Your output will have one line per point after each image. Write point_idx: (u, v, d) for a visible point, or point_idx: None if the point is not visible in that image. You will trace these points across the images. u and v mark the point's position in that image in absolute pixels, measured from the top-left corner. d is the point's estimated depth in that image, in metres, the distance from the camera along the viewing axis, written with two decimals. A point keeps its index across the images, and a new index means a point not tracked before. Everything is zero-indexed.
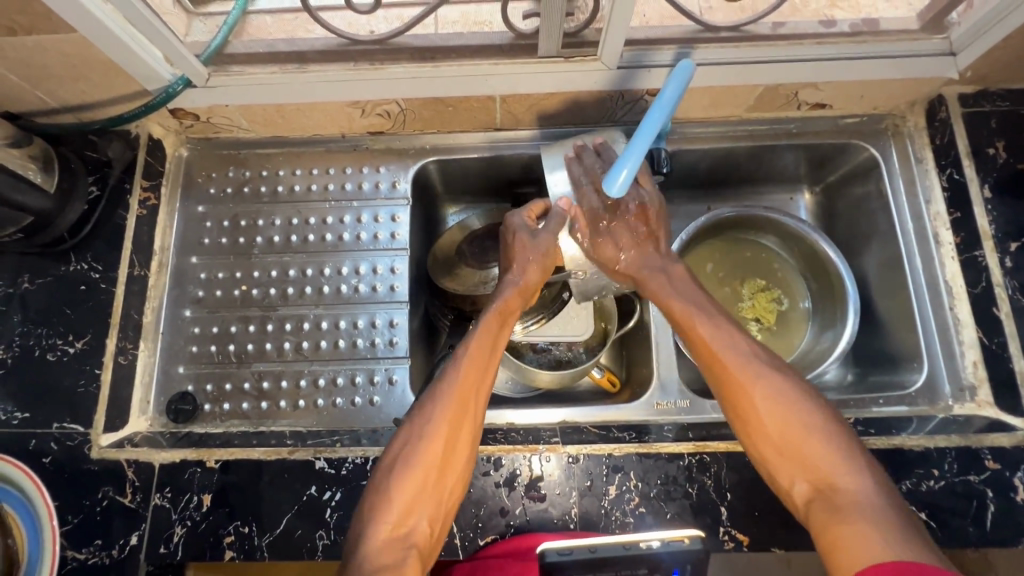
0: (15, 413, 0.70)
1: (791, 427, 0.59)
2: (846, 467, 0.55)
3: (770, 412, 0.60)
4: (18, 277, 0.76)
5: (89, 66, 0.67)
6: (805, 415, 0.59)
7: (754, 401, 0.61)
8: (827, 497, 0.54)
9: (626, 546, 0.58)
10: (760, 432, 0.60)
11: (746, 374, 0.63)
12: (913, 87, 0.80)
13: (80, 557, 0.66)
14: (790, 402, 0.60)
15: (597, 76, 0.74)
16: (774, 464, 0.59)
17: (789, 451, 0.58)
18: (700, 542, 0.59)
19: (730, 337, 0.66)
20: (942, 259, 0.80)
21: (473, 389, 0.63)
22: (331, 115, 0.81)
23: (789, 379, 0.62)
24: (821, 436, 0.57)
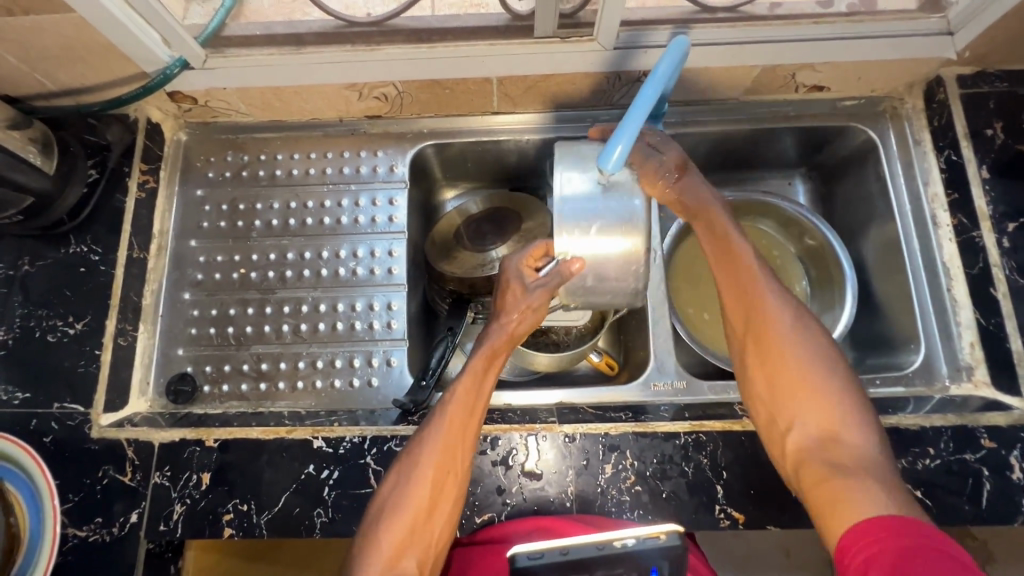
0: (16, 393, 0.71)
1: (809, 386, 0.58)
2: (854, 426, 0.55)
3: (793, 363, 0.59)
4: (19, 260, 0.76)
5: (87, 47, 0.68)
6: (826, 373, 0.59)
7: (783, 350, 0.60)
8: (830, 450, 0.55)
9: (601, 546, 0.49)
10: (776, 376, 0.60)
11: (773, 323, 0.61)
12: (911, 68, 0.80)
13: (81, 534, 0.67)
14: (820, 361, 0.59)
15: (595, 57, 0.73)
16: (780, 407, 0.59)
17: (803, 401, 0.58)
18: (681, 538, 0.49)
19: (766, 286, 0.64)
20: (939, 241, 0.80)
21: (462, 433, 0.62)
22: (329, 99, 0.81)
23: (815, 335, 0.61)
24: (836, 395, 0.57)
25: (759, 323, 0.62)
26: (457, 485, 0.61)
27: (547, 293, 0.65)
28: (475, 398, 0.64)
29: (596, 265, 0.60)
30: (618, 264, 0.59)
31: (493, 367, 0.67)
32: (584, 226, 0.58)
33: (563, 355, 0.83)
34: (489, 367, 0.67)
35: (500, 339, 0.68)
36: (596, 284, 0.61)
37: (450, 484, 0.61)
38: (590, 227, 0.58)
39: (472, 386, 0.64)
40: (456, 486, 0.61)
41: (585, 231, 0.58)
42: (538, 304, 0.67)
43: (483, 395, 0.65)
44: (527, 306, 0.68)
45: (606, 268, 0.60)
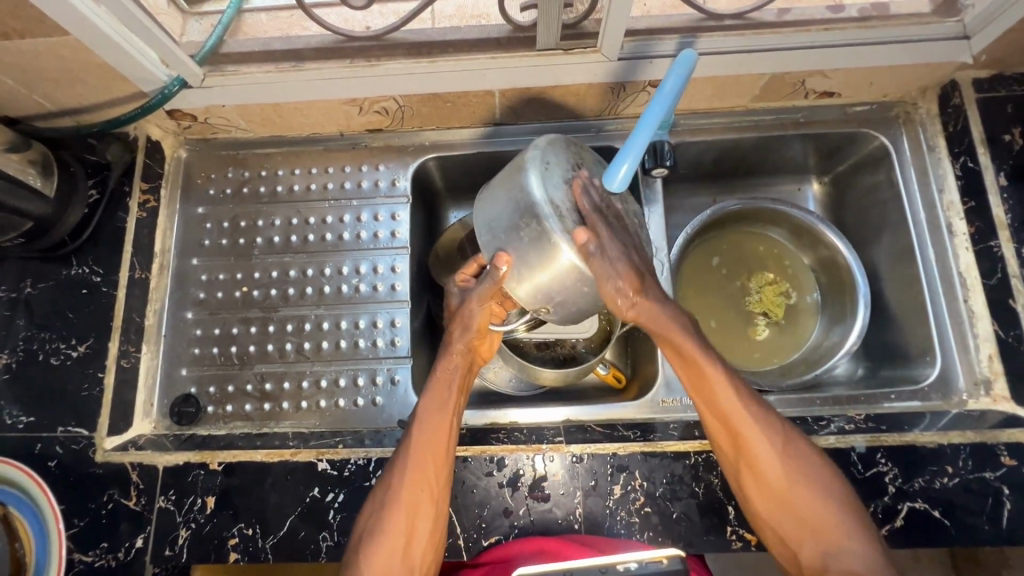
0: (21, 417, 0.71)
1: (799, 484, 0.59)
2: (845, 526, 0.58)
3: (784, 477, 0.60)
4: (22, 282, 0.76)
5: (84, 68, 0.67)
6: (810, 478, 0.60)
7: (770, 467, 0.60)
8: (836, 559, 0.56)
9: (604, 570, 0.49)
10: (777, 495, 0.60)
11: (754, 435, 0.61)
12: (924, 73, 0.77)
13: (87, 559, 0.66)
14: (795, 465, 0.60)
15: (598, 68, 0.72)
16: (780, 523, 0.60)
17: (797, 512, 0.59)
18: (683, 561, 0.49)
19: (742, 398, 0.62)
20: (956, 250, 0.77)
21: (432, 458, 0.63)
22: (329, 114, 0.80)
23: (784, 429, 0.62)
24: (821, 496, 0.59)
25: (740, 436, 0.61)
26: (436, 508, 0.62)
27: (482, 299, 0.64)
28: (438, 425, 0.64)
29: (521, 270, 0.60)
30: (537, 264, 0.59)
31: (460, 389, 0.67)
32: (496, 243, 0.61)
33: (569, 371, 0.80)
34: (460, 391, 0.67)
35: (455, 357, 0.67)
36: (544, 287, 0.60)
37: (424, 509, 0.61)
38: (519, 240, 0.59)
39: (439, 410, 0.65)
40: (431, 511, 0.61)
41: (496, 245, 0.61)
42: (481, 313, 0.65)
43: (448, 419, 0.64)
44: (468, 316, 0.66)
45: (538, 271, 0.59)
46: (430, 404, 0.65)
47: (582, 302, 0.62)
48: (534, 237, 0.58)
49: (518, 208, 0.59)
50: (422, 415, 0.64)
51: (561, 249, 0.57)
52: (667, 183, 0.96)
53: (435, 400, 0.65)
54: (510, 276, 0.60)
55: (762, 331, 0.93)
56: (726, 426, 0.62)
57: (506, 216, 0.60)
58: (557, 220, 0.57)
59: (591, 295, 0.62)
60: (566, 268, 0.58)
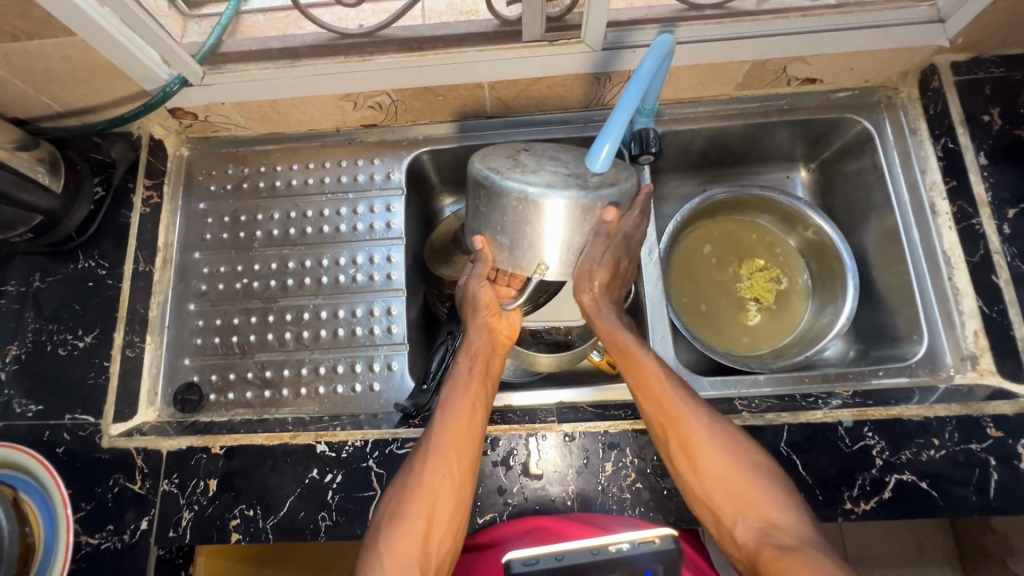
0: (29, 406, 0.73)
1: (734, 467, 0.61)
2: (773, 497, 0.59)
3: (715, 454, 0.62)
4: (30, 276, 0.79)
5: (90, 69, 0.70)
6: (743, 459, 0.61)
7: (700, 443, 0.62)
8: (767, 532, 0.57)
9: (596, 551, 0.49)
10: (706, 468, 0.62)
11: (685, 415, 0.64)
12: (904, 57, 0.79)
13: (93, 542, 0.68)
14: (728, 446, 0.62)
15: (582, 58, 0.74)
16: (715, 503, 0.61)
17: (734, 489, 0.60)
18: (675, 541, 0.50)
19: (673, 382, 0.66)
20: (939, 229, 0.79)
21: (464, 441, 0.64)
22: (325, 110, 0.83)
23: (711, 416, 0.65)
24: (751, 470, 0.61)
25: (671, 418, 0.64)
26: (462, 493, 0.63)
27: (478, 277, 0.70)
28: (468, 406, 0.66)
29: (499, 241, 0.65)
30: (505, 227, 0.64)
31: (484, 374, 0.70)
32: (473, 223, 0.67)
33: (564, 355, 0.82)
34: (485, 377, 0.70)
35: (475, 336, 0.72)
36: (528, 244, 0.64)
37: (449, 494, 0.62)
38: (485, 226, 0.65)
39: (464, 394, 0.67)
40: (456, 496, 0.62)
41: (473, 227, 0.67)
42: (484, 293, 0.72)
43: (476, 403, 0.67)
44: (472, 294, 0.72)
45: (510, 236, 0.64)
46: (458, 385, 0.68)
47: (569, 235, 0.63)
48: (492, 205, 0.63)
49: (473, 196, 0.65)
50: (449, 398, 0.67)
51: (512, 204, 0.61)
52: (657, 173, 0.98)
53: (463, 383, 0.68)
54: (494, 252, 0.67)
55: (754, 317, 0.94)
56: (656, 412, 0.65)
57: (468, 204, 0.66)
58: (502, 179, 0.61)
59: (571, 224, 0.62)
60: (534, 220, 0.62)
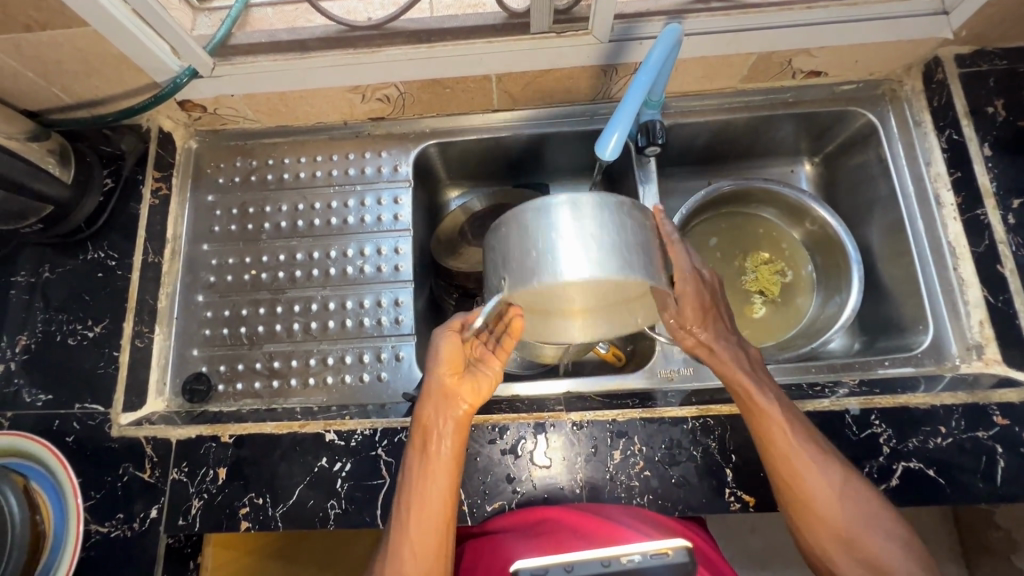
0: (39, 395, 0.74)
1: (854, 522, 0.59)
2: (899, 555, 0.57)
3: (836, 508, 0.59)
4: (40, 267, 0.79)
5: (102, 60, 0.70)
6: (864, 514, 0.59)
7: (823, 497, 0.59)
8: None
9: (606, 562, 0.47)
10: (826, 520, 0.59)
11: (812, 469, 0.60)
12: (908, 50, 0.80)
13: (103, 530, 0.68)
14: (850, 499, 0.59)
15: (589, 50, 0.75)
16: (835, 558, 0.59)
17: (852, 544, 0.58)
18: (689, 554, 0.47)
19: (798, 429, 0.62)
20: (943, 220, 0.79)
21: (427, 530, 0.60)
22: (333, 102, 0.83)
23: (838, 467, 0.61)
24: (876, 524, 0.58)
25: (795, 469, 0.60)
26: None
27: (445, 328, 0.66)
28: (426, 498, 0.60)
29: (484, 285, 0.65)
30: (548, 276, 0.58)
31: (440, 460, 0.61)
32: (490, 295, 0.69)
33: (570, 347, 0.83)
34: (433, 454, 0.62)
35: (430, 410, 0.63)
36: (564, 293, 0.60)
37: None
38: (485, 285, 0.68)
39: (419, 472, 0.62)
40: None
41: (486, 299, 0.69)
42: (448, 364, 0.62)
43: (437, 492, 0.61)
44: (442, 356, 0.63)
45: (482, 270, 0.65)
46: (416, 471, 0.62)
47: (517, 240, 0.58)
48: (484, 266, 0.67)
49: None
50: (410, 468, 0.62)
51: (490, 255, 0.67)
52: (662, 166, 0.98)
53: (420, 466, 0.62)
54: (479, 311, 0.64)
55: (759, 310, 0.94)
56: (781, 463, 0.61)
57: None
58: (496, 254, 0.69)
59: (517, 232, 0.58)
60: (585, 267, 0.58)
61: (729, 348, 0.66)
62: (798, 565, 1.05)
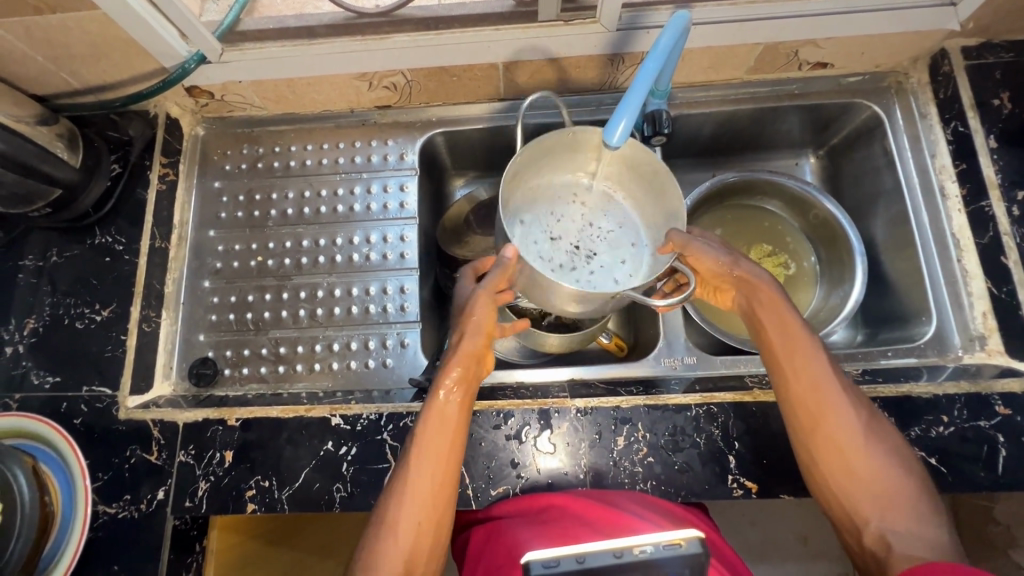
0: (47, 377, 0.74)
1: (871, 465, 0.58)
2: (908, 499, 0.57)
3: (855, 449, 0.59)
4: (47, 251, 0.79)
5: (112, 44, 0.70)
6: (883, 458, 0.59)
7: (842, 437, 0.59)
8: (895, 531, 0.56)
9: (619, 553, 0.46)
10: (843, 460, 0.59)
11: (837, 411, 0.60)
12: (914, 41, 0.80)
13: (110, 511, 0.69)
14: (872, 444, 0.59)
15: (597, 39, 0.75)
16: (845, 496, 0.58)
17: (868, 488, 0.58)
18: (703, 545, 0.46)
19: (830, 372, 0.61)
20: (948, 212, 0.80)
21: (438, 483, 0.60)
22: (340, 89, 0.84)
23: (861, 412, 0.61)
24: (889, 468, 0.58)
25: (821, 409, 0.60)
26: (439, 522, 0.59)
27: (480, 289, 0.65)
28: (436, 444, 0.61)
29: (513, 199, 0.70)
30: (585, 211, 0.78)
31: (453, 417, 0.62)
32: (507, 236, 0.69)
33: (574, 336, 0.83)
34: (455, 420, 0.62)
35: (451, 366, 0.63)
36: (568, 230, 0.76)
37: (429, 522, 0.59)
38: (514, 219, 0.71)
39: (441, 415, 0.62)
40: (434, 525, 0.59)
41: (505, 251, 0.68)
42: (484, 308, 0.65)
43: (448, 446, 0.61)
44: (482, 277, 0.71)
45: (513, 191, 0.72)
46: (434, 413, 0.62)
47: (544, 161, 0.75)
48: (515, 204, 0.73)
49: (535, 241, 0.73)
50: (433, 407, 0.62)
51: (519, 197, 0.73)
52: (667, 158, 0.98)
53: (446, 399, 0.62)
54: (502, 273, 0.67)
55: None
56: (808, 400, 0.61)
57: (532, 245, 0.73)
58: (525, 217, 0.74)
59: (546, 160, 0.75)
60: (598, 244, 0.75)
61: (764, 295, 0.65)
62: (796, 556, 1.06)
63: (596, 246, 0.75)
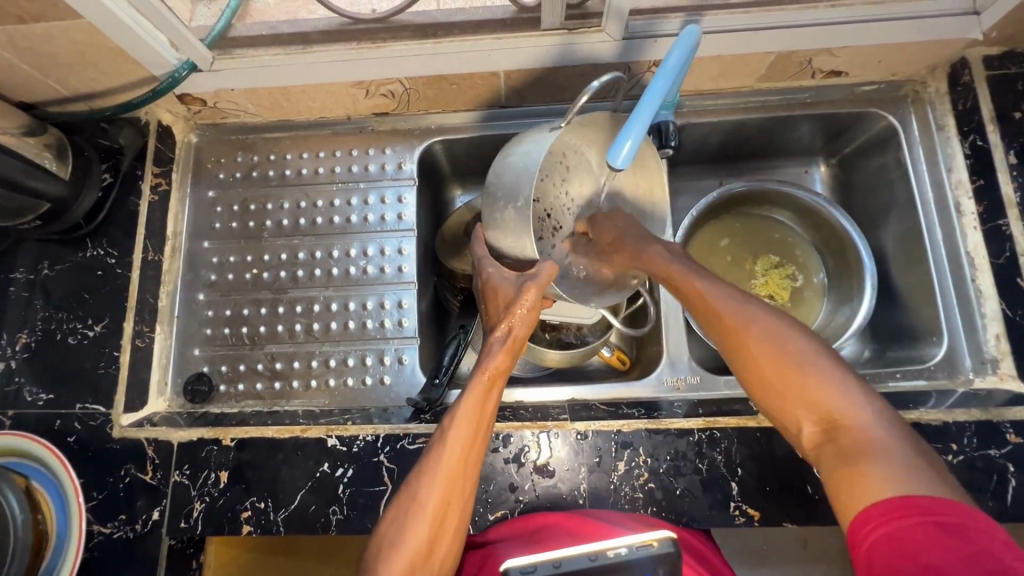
0: (40, 394, 0.73)
1: (783, 361, 0.50)
2: (846, 395, 0.47)
3: (765, 346, 0.52)
4: (39, 264, 0.78)
5: (98, 53, 0.68)
6: (801, 350, 0.51)
7: (752, 346, 0.53)
8: (833, 438, 0.46)
9: (594, 556, 0.49)
10: (757, 365, 0.52)
11: (744, 319, 0.54)
12: (934, 50, 0.77)
13: (105, 531, 0.69)
14: (792, 345, 0.51)
15: (602, 48, 0.72)
16: (777, 407, 0.51)
17: (793, 393, 0.49)
18: (674, 544, 0.49)
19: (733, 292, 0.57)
20: (964, 229, 0.77)
21: (448, 502, 0.57)
22: (335, 97, 0.81)
23: (774, 313, 0.54)
24: (816, 363, 0.49)
25: (726, 323, 0.55)
26: (461, 517, 0.58)
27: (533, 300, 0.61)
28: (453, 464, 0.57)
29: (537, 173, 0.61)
30: (569, 179, 0.68)
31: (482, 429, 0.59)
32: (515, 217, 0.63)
33: (575, 353, 0.81)
34: (477, 433, 0.59)
35: (497, 355, 0.62)
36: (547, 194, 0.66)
37: (455, 510, 0.58)
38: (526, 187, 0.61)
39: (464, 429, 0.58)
40: (459, 510, 0.58)
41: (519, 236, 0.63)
42: (533, 304, 0.62)
43: (468, 462, 0.59)
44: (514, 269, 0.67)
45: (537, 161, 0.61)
46: (473, 402, 0.59)
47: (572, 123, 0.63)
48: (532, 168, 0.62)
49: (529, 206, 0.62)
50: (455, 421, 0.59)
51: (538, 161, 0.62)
52: (673, 166, 0.96)
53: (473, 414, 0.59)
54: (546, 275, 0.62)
55: None
56: (717, 316, 0.56)
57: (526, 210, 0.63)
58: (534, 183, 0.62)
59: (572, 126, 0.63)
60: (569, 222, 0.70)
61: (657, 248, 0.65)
62: (796, 564, 1.05)
63: (566, 221, 0.70)
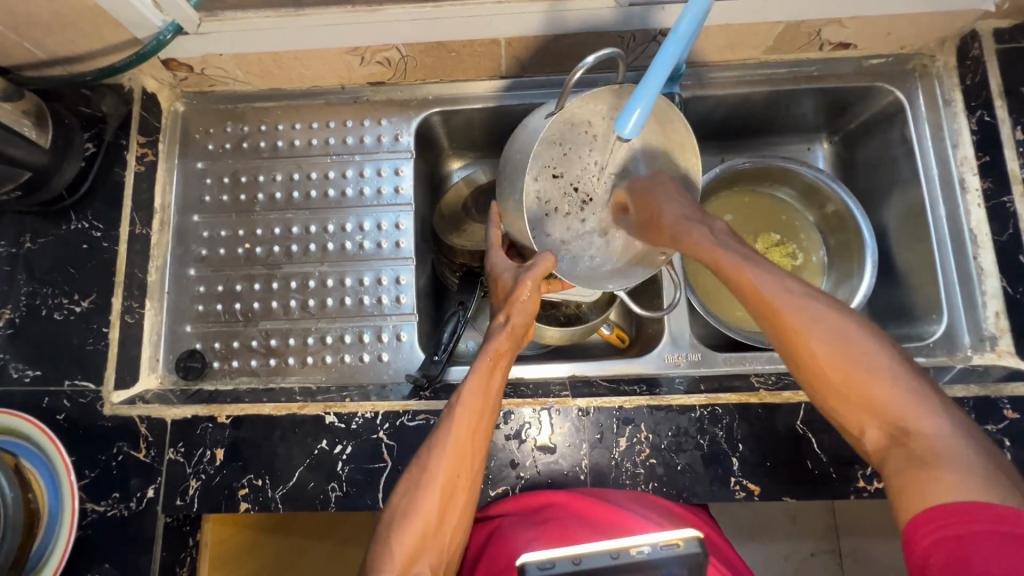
0: (27, 370, 0.71)
1: (847, 367, 0.48)
2: (921, 405, 0.46)
3: (825, 350, 0.49)
4: (20, 236, 0.74)
5: (80, 15, 0.64)
6: (869, 352, 0.48)
7: (810, 347, 0.50)
8: (902, 448, 0.46)
9: (616, 554, 0.48)
10: (816, 370, 0.50)
11: (806, 320, 0.51)
12: (945, 22, 0.75)
13: (99, 509, 0.67)
14: (854, 348, 0.49)
15: (607, 15, 0.69)
16: (840, 414, 0.50)
17: (856, 399, 0.48)
18: (700, 544, 0.49)
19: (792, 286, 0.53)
20: (967, 206, 0.77)
21: (453, 487, 0.57)
22: (330, 64, 0.77)
23: (832, 308, 0.51)
24: (889, 370, 0.48)
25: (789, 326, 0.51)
26: (469, 493, 0.58)
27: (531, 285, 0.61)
28: (460, 449, 0.58)
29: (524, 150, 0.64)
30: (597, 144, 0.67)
31: (484, 410, 0.60)
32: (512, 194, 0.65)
33: (575, 329, 0.80)
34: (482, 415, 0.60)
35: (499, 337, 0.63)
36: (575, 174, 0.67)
37: (462, 486, 0.58)
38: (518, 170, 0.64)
39: (470, 412, 0.59)
40: (469, 488, 0.58)
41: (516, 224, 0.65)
42: (531, 293, 0.62)
43: (473, 444, 0.59)
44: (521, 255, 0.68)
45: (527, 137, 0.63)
46: (476, 382, 0.60)
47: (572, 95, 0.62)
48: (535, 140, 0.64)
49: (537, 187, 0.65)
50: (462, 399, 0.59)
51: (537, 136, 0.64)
52: None
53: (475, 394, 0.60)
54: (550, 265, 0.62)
55: None
56: (773, 314, 0.52)
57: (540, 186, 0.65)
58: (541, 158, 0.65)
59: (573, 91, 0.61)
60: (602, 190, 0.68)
61: (699, 231, 0.57)
62: (785, 535, 1.06)
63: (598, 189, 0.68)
